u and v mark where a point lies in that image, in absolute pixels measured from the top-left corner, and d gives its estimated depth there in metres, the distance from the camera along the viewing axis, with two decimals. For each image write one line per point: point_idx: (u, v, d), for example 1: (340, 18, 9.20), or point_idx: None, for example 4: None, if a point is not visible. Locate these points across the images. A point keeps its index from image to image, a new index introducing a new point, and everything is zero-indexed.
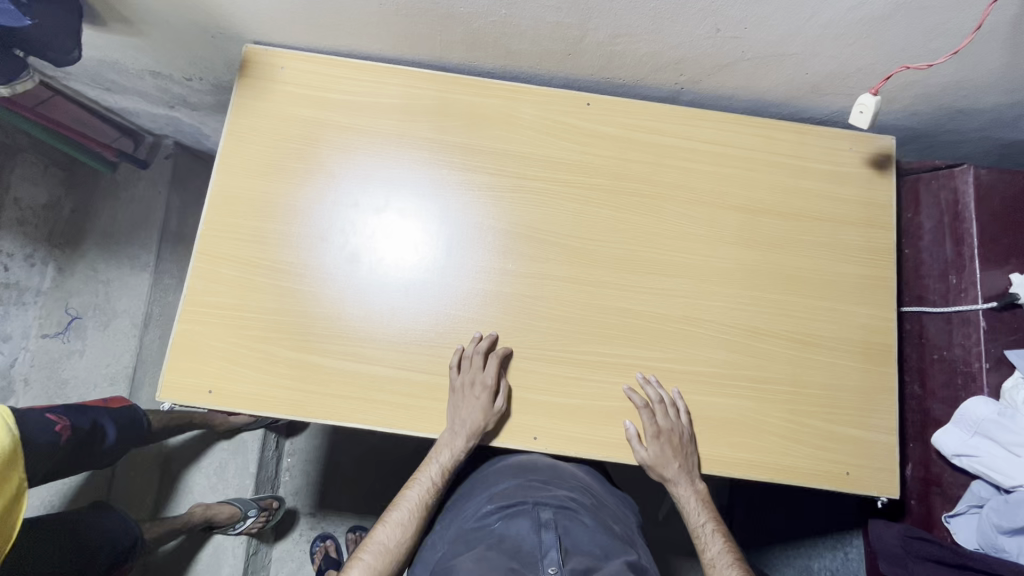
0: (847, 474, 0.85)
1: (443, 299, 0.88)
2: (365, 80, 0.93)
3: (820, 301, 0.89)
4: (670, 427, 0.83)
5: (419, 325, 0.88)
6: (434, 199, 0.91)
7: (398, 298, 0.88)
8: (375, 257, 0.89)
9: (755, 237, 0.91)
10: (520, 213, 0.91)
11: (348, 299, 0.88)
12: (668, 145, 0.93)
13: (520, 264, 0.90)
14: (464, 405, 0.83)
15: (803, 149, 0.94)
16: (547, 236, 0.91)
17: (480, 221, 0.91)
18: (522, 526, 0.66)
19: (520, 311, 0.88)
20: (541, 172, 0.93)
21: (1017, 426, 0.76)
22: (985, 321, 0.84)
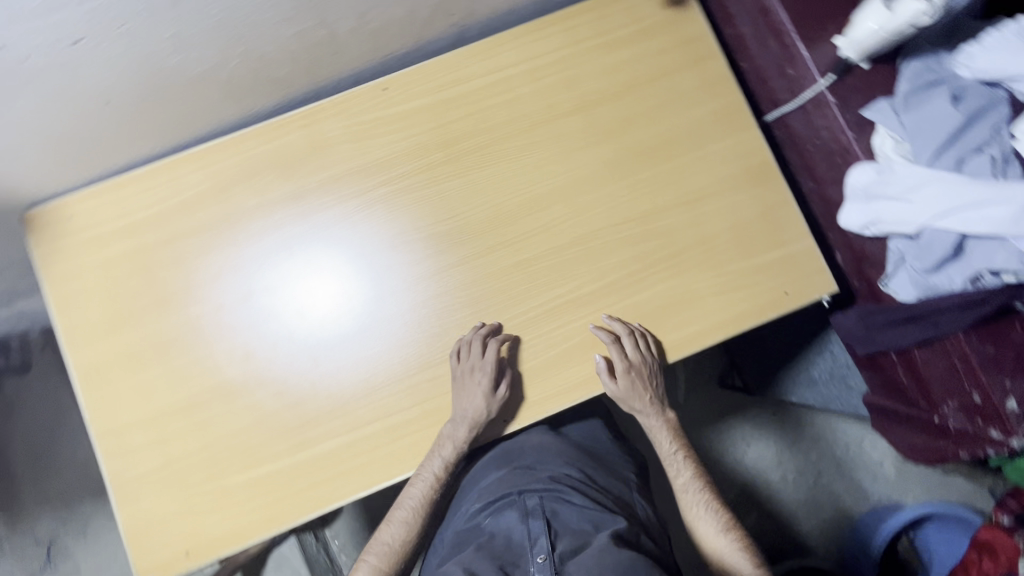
0: (786, 293, 0.87)
1: (356, 344, 0.85)
2: (160, 184, 0.86)
3: (687, 155, 0.89)
4: (641, 360, 0.83)
5: (346, 381, 0.84)
6: (296, 255, 0.87)
7: (313, 367, 0.84)
8: (269, 341, 0.85)
9: (602, 128, 0.89)
10: (384, 225, 0.87)
11: (264, 394, 0.84)
12: (478, 87, 0.89)
13: (410, 273, 0.86)
14: (464, 392, 0.81)
15: (602, 23, 0.91)
16: (419, 232, 0.87)
17: (352, 253, 0.87)
18: (510, 518, 0.74)
19: (430, 317, 0.86)
20: (380, 176, 0.88)
21: (898, 176, 0.77)
22: (833, 95, 0.83)
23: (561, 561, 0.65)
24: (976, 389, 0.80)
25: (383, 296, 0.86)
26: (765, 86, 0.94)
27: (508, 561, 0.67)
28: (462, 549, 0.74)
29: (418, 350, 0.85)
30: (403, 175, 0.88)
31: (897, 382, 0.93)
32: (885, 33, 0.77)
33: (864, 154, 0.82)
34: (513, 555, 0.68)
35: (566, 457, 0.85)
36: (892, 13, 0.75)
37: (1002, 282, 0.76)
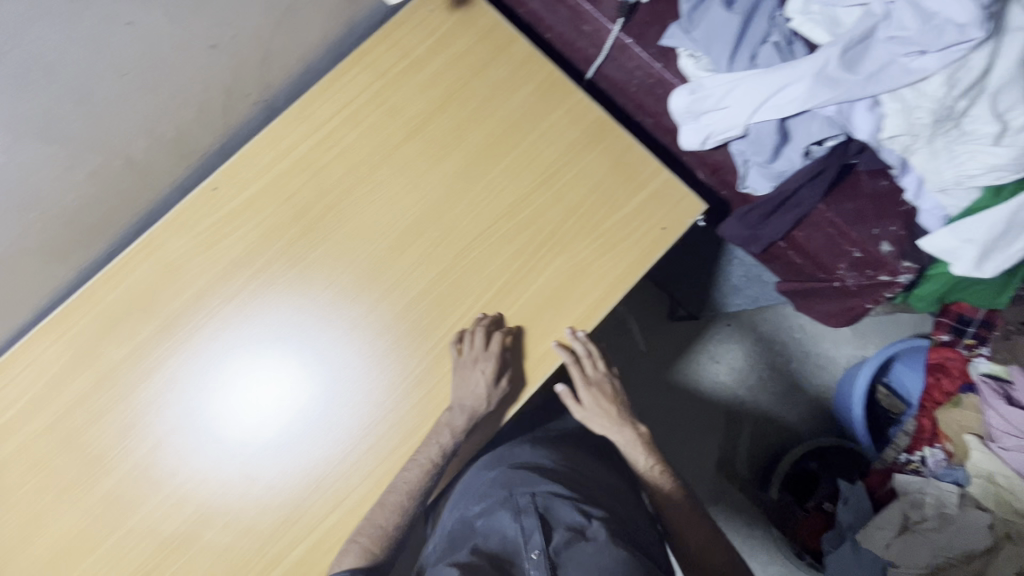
0: (665, 228, 0.88)
1: (301, 422, 0.82)
2: (19, 374, 0.81)
3: (525, 138, 0.90)
4: (601, 377, 0.87)
5: (304, 462, 0.81)
6: (210, 359, 0.83)
7: (264, 462, 0.81)
8: (211, 455, 0.81)
9: (438, 145, 0.89)
10: (284, 295, 0.85)
11: (224, 512, 0.80)
12: (304, 152, 0.88)
13: (329, 330, 0.85)
14: (464, 382, 0.81)
15: (400, 47, 0.91)
16: (321, 290, 0.86)
17: (265, 335, 0.84)
18: (502, 516, 0.73)
19: (350, 383, 0.83)
20: (259, 253, 0.86)
21: (708, 89, 0.80)
22: (629, 36, 0.87)
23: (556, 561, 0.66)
24: (853, 245, 0.86)
25: (295, 386, 0.83)
26: (573, 48, 0.96)
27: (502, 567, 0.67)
28: (452, 551, 0.72)
29: (349, 423, 0.82)
30: (267, 262, 0.86)
31: (795, 264, 0.98)
32: None
33: (676, 78, 0.86)
34: (508, 558, 0.68)
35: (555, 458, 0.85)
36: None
37: (829, 148, 0.80)
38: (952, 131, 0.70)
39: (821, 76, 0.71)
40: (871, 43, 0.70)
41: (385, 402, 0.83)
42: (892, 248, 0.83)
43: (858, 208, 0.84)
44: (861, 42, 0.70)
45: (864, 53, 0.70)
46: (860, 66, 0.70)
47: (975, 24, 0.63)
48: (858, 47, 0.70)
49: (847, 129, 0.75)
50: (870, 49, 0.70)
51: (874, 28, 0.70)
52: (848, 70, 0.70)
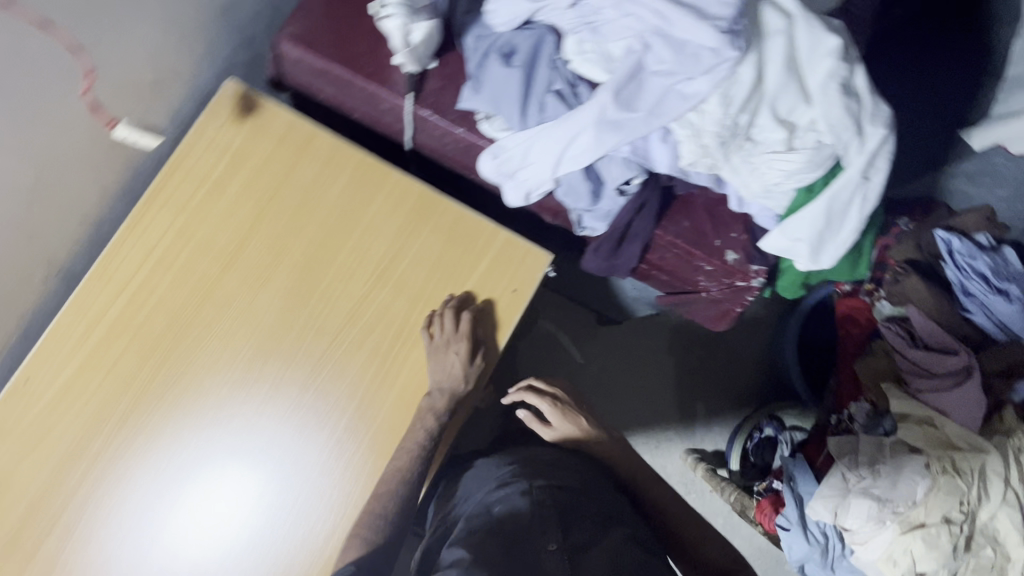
0: (515, 289, 0.86)
1: (254, 510, 0.78)
2: None
3: (351, 237, 0.86)
4: (555, 394, 0.93)
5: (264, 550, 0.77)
6: (142, 468, 0.78)
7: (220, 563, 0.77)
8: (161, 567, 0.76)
9: (262, 267, 0.84)
10: (209, 382, 0.81)
11: None
12: (116, 314, 0.81)
13: (267, 406, 0.81)
14: (440, 363, 0.81)
15: (194, 175, 0.85)
16: (244, 370, 0.82)
17: (199, 425, 0.80)
18: (519, 505, 0.74)
19: (241, 524, 0.77)
20: (167, 350, 0.81)
21: (508, 150, 0.77)
22: (423, 108, 0.83)
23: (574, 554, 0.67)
24: (702, 262, 0.84)
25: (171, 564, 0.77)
26: (382, 125, 0.92)
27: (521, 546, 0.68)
28: (466, 531, 0.73)
29: (303, 499, 0.79)
30: (108, 439, 0.79)
31: (664, 284, 0.96)
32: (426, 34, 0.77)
33: (482, 139, 0.82)
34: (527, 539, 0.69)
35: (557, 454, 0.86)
36: (416, 20, 0.77)
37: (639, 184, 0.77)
38: (743, 145, 0.68)
39: (602, 122, 0.68)
40: (640, 77, 0.67)
41: (274, 550, 0.77)
42: (738, 256, 0.82)
43: (695, 226, 0.83)
44: (630, 79, 0.67)
45: (635, 89, 0.68)
46: (636, 103, 0.68)
47: (722, 45, 0.62)
48: (627, 86, 0.67)
49: (648, 162, 0.73)
50: (640, 84, 0.67)
51: (638, 62, 0.67)
52: (624, 110, 0.68)
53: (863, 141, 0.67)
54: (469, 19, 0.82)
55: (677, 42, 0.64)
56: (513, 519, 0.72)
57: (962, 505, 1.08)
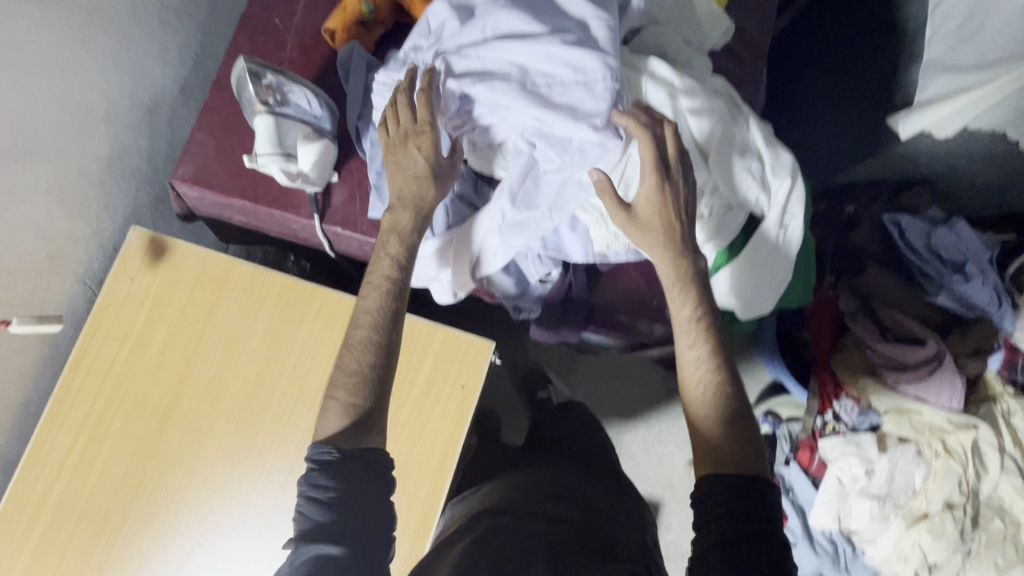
0: (464, 386, 0.83)
1: None
2: None
3: (287, 364, 0.83)
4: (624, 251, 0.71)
5: None
6: None
7: None
8: None
9: (202, 412, 0.82)
10: (193, 509, 0.80)
11: None
12: (60, 494, 0.78)
13: (256, 522, 0.80)
14: (402, 154, 0.66)
15: (114, 332, 0.82)
16: (225, 493, 0.80)
17: (195, 552, 0.79)
18: (517, 538, 0.65)
19: None
20: (143, 488, 0.79)
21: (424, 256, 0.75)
22: (333, 224, 0.81)
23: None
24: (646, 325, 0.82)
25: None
26: (300, 240, 0.89)
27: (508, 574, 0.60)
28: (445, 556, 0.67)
29: None
30: None
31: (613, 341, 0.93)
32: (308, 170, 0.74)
33: None
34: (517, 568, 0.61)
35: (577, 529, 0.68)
36: (298, 157, 0.72)
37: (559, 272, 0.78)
38: None
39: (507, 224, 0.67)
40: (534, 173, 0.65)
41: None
42: None
43: (629, 293, 0.81)
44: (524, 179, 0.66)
45: (530, 188, 0.66)
46: (535, 201, 0.66)
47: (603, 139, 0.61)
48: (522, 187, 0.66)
49: (563, 254, 0.74)
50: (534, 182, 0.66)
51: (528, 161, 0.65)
52: (525, 211, 0.66)
53: (771, 193, 0.68)
54: (362, 125, 0.80)
55: (560, 140, 0.62)
56: (499, 534, 0.66)
57: (961, 485, 1.07)
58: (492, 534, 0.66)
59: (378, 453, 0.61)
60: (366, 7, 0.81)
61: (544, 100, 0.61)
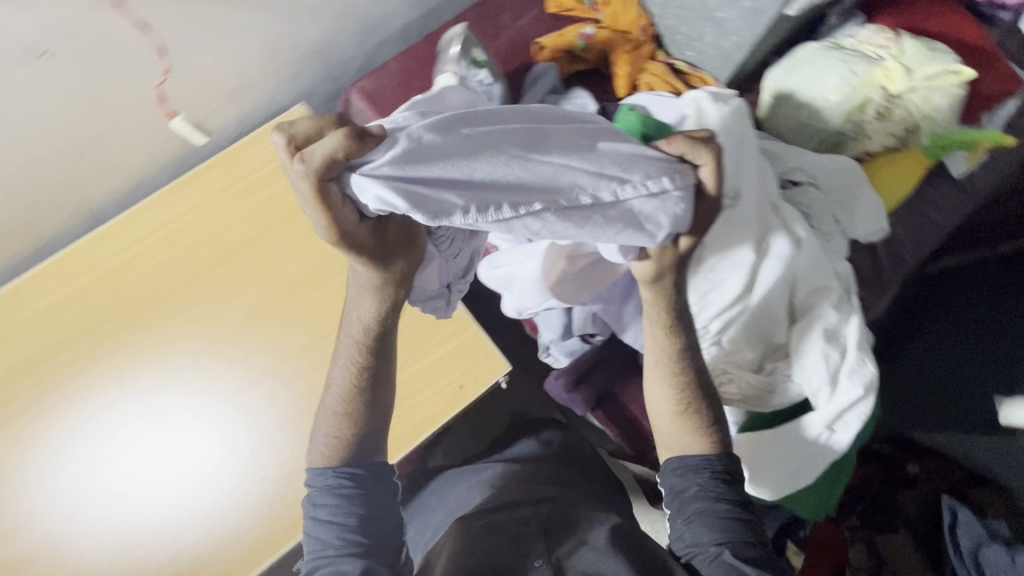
0: (461, 387, 0.85)
1: (158, 497, 0.80)
2: None
3: (337, 276, 0.89)
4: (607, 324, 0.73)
5: (151, 534, 0.79)
6: (91, 405, 0.83)
7: (115, 526, 0.79)
8: (66, 500, 0.80)
9: (251, 271, 0.89)
10: (192, 342, 0.86)
11: (61, 556, 0.78)
12: (115, 264, 0.88)
13: (228, 386, 0.84)
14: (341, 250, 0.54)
15: (235, 169, 0.93)
16: (224, 344, 0.86)
17: (148, 394, 0.83)
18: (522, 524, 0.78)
19: (116, 526, 0.79)
20: (171, 299, 0.87)
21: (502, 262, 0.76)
22: None
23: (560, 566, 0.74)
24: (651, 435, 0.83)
25: (50, 529, 0.79)
26: None
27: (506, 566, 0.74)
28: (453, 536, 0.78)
29: (200, 506, 0.79)
30: (58, 369, 0.84)
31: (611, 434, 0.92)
32: None
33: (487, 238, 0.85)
34: (508, 560, 0.74)
35: (548, 504, 0.81)
36: None
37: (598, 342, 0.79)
38: (710, 351, 0.68)
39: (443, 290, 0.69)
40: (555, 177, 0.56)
41: (161, 555, 0.78)
42: None
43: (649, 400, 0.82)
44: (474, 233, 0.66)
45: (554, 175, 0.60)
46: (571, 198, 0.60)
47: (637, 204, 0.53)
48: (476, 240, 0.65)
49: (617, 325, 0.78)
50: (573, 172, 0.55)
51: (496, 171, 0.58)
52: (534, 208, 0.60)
53: (834, 393, 0.66)
54: None
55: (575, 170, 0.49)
56: (490, 534, 0.77)
57: None
58: (491, 528, 0.78)
59: (376, 434, 0.76)
60: (580, 42, 0.90)
61: (551, 212, 0.48)
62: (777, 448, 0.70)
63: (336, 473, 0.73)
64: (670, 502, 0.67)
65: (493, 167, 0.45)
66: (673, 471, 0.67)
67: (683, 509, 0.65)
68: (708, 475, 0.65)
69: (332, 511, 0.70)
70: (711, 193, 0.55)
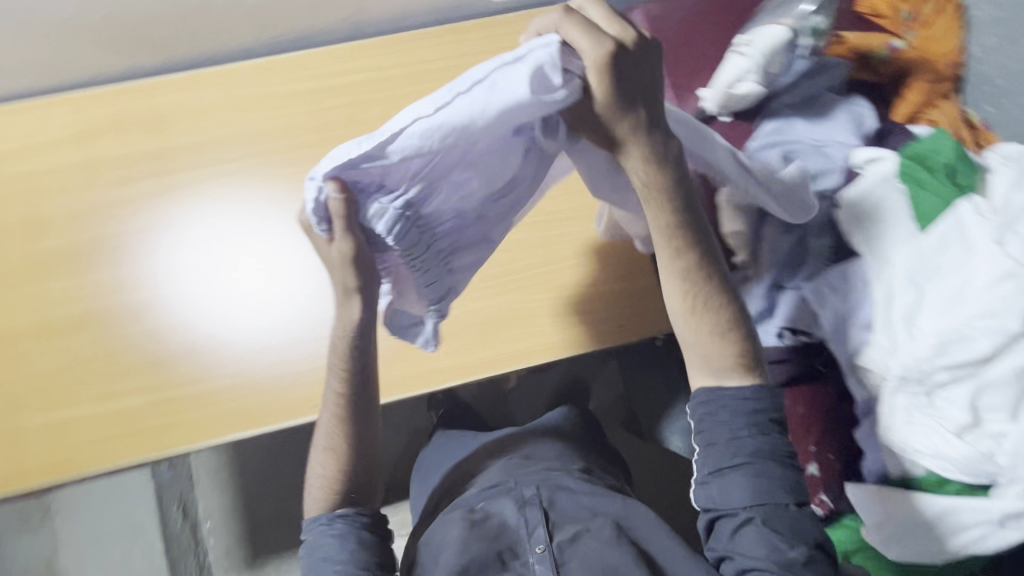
0: (620, 326, 0.87)
1: (253, 308, 0.85)
2: (30, 120, 0.87)
3: None
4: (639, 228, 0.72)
5: (239, 337, 0.84)
6: (233, 202, 0.89)
7: (217, 318, 0.85)
8: (182, 276, 0.86)
9: None
10: None
11: (168, 322, 0.84)
12: (359, 80, 0.92)
13: None
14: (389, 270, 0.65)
15: (493, 40, 0.94)
16: None
17: (275, 214, 0.89)
18: (505, 504, 0.77)
19: (198, 322, 0.84)
20: None
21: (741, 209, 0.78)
22: None
23: (559, 556, 0.69)
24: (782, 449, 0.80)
25: (155, 296, 0.85)
26: None
27: (507, 547, 0.71)
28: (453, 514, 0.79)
29: (286, 331, 0.84)
30: (280, 152, 0.90)
31: None
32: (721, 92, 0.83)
33: None
34: (509, 541, 0.72)
35: (547, 482, 0.79)
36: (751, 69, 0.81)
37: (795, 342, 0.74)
38: (919, 397, 0.67)
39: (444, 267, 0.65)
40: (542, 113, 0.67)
41: (276, 357, 0.84)
42: (818, 474, 0.78)
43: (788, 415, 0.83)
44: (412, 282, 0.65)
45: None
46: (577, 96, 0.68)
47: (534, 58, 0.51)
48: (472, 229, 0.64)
49: None
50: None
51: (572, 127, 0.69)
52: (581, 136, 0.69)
53: None
54: (787, 111, 0.84)
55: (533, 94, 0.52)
56: (482, 526, 0.74)
57: None
58: (478, 524, 0.74)
59: (369, 394, 0.71)
60: (885, 51, 0.85)
61: (478, 93, 0.50)
62: (913, 527, 0.68)
63: (343, 523, 0.69)
64: (702, 447, 0.65)
65: (401, 127, 0.51)
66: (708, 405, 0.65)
67: (716, 458, 0.63)
68: (751, 425, 0.63)
69: (329, 551, 0.68)
70: (597, 94, 0.53)
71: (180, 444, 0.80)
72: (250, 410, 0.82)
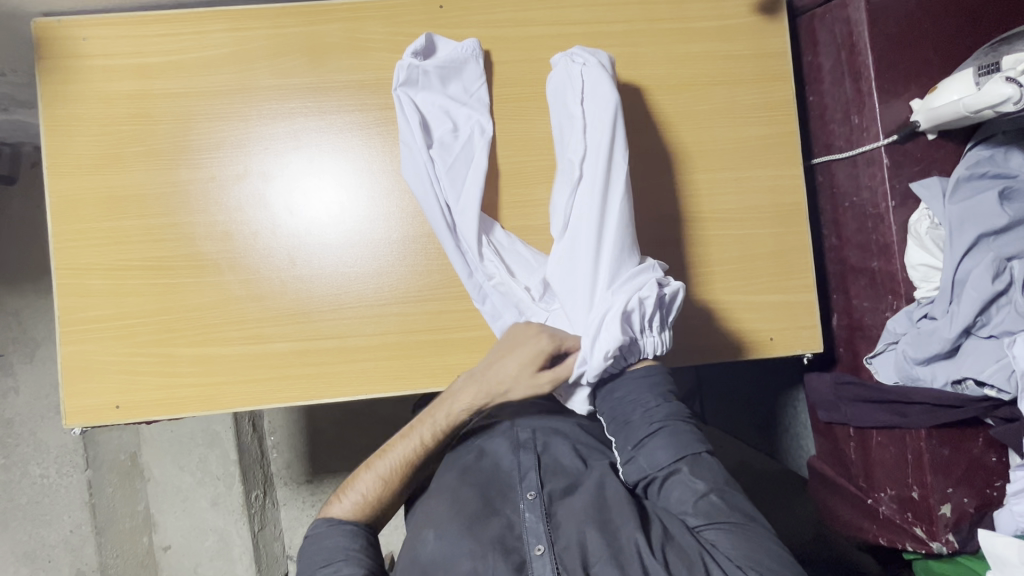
0: (771, 339, 0.84)
1: (352, 263, 0.82)
2: (184, 34, 0.80)
3: (722, 172, 0.85)
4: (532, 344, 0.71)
5: (353, 290, 0.82)
6: (329, 152, 0.82)
7: (326, 274, 0.82)
8: (272, 222, 0.82)
9: (648, 119, 0.84)
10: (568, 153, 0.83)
11: (287, 277, 0.82)
12: (537, 36, 0.84)
13: None
14: (503, 356, 0.72)
15: (684, 7, 0.85)
16: None
17: (368, 164, 0.83)
18: (500, 445, 0.71)
19: (301, 281, 0.82)
20: None
21: (952, 242, 0.74)
22: (888, 157, 0.79)
23: (550, 504, 0.65)
24: (918, 485, 0.80)
25: (253, 250, 0.81)
26: (823, 127, 0.89)
27: (497, 491, 0.67)
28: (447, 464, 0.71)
29: (396, 285, 0.82)
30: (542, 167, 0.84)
31: (843, 457, 0.92)
32: (958, 110, 0.72)
33: (896, 226, 0.79)
34: (500, 484, 0.68)
35: (543, 424, 0.73)
36: (964, 77, 0.72)
37: (982, 393, 0.73)
38: None
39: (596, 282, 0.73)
40: (431, 41, 0.81)
41: (392, 318, 0.82)
42: (950, 515, 0.78)
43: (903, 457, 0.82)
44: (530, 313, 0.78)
45: (446, 51, 0.80)
46: (430, 55, 0.80)
47: (408, 57, 0.79)
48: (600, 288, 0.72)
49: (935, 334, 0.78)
50: (415, 57, 0.79)
51: (485, 89, 0.82)
52: (464, 73, 0.81)
53: None
54: (1002, 137, 0.77)
55: (404, 122, 0.79)
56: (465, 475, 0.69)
57: None
58: (466, 472, 0.69)
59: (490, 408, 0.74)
60: None
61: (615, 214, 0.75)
62: None
63: (353, 527, 0.67)
64: (618, 431, 0.67)
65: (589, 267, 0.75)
66: (610, 393, 0.70)
67: (631, 435, 0.66)
68: (659, 397, 0.67)
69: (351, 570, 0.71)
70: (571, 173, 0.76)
71: (318, 396, 0.81)
72: (392, 372, 0.82)
